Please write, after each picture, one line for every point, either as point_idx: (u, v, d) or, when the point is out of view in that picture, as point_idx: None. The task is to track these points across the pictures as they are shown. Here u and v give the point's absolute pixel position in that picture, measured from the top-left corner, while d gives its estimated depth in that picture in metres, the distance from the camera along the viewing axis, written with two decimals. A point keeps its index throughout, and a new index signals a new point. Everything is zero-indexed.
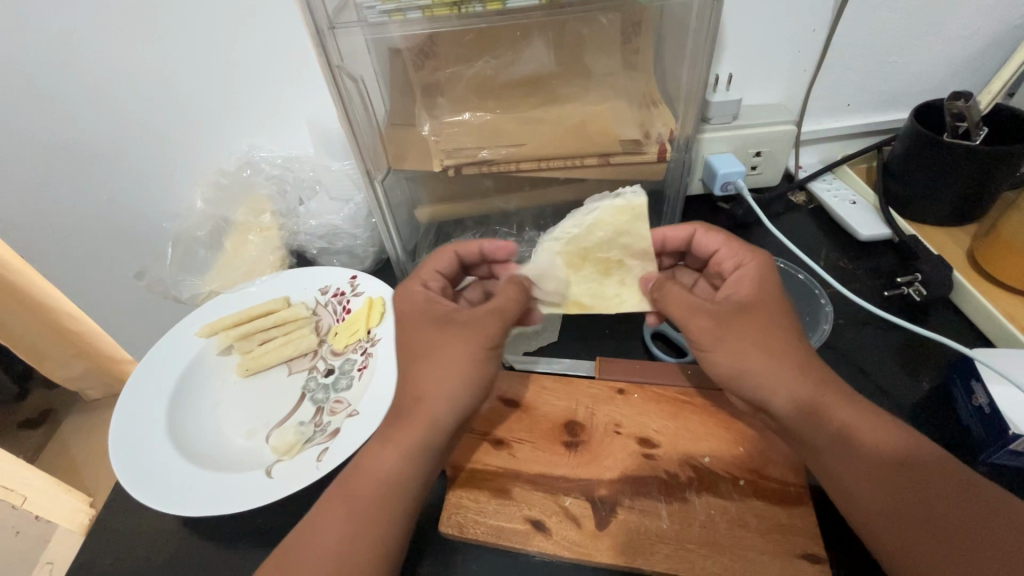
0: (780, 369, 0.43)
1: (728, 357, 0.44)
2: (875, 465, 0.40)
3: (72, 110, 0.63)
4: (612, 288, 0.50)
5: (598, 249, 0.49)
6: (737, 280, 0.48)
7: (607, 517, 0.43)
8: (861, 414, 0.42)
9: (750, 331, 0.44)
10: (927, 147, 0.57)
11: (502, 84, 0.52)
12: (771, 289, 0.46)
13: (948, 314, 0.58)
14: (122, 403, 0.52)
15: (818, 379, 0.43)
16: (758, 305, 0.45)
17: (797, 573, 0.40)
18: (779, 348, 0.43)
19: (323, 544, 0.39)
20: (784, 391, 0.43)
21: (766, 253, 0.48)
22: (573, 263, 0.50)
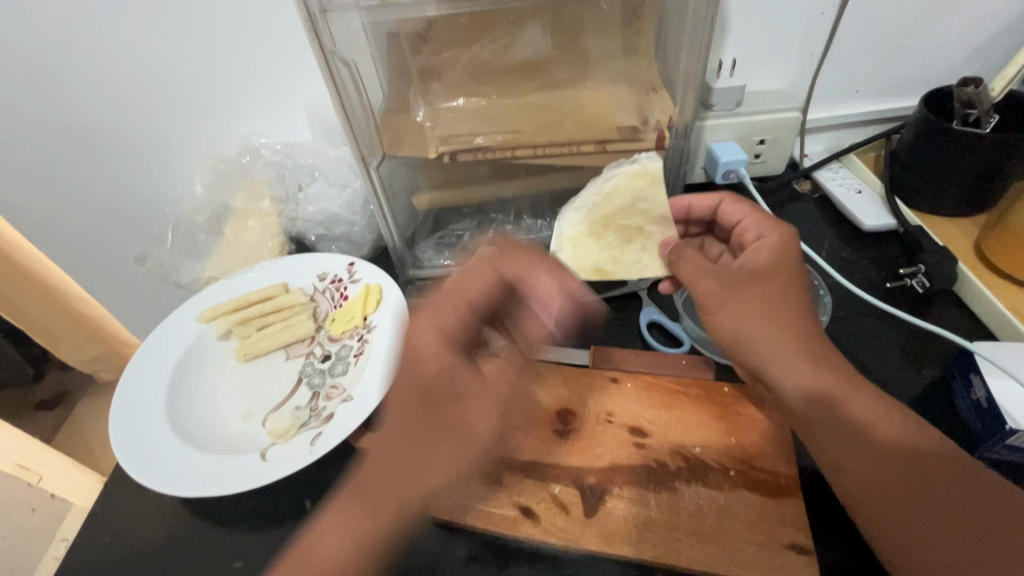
0: (783, 338, 0.42)
1: (732, 322, 0.44)
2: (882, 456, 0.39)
3: (74, 96, 0.64)
4: (633, 256, 0.51)
5: (619, 217, 0.52)
6: (755, 250, 0.48)
7: (595, 505, 0.43)
8: (865, 401, 0.41)
9: (761, 295, 0.44)
10: (937, 135, 0.56)
11: (500, 69, 0.52)
12: (791, 260, 0.46)
13: (951, 306, 0.57)
14: (122, 385, 0.53)
15: (817, 357, 0.42)
16: (771, 273, 0.45)
17: (785, 564, 0.40)
18: (785, 325, 0.43)
19: (330, 553, 0.41)
20: (783, 363, 0.42)
21: (791, 227, 0.48)
22: (595, 230, 0.52)
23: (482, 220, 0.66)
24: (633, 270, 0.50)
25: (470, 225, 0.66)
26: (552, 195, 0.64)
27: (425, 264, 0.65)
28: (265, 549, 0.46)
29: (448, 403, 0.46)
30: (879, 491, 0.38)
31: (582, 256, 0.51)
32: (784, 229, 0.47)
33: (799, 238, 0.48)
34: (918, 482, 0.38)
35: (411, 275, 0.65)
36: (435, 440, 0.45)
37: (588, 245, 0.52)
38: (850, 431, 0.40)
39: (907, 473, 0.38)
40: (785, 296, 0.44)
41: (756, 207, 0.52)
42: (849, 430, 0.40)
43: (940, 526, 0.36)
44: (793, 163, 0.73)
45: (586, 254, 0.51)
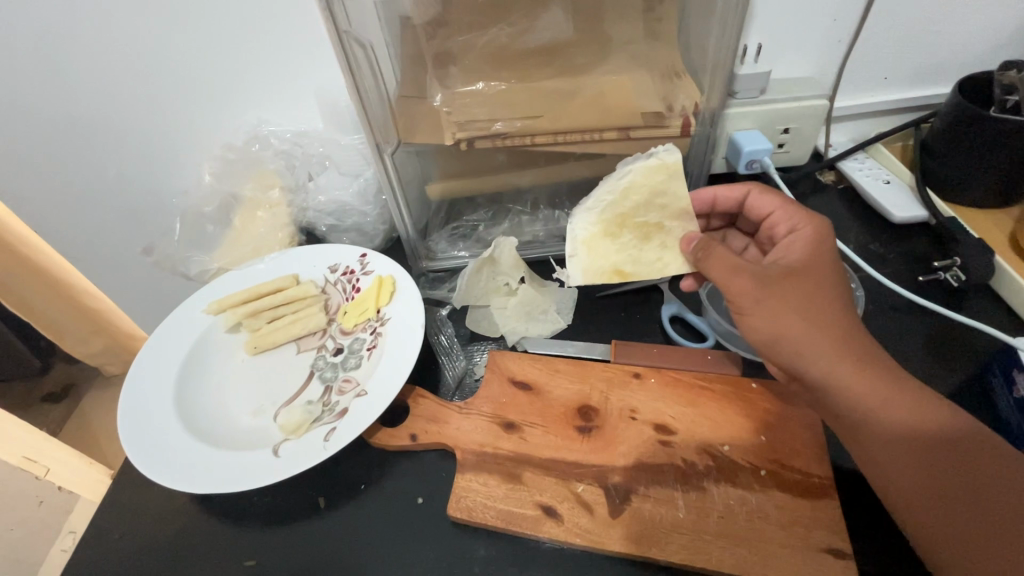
0: (824, 339, 0.40)
1: (769, 323, 0.41)
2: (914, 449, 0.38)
3: (78, 83, 0.62)
4: (653, 253, 0.49)
5: (636, 215, 0.49)
6: (789, 245, 0.46)
7: (620, 505, 0.42)
8: (904, 395, 0.39)
9: (798, 294, 0.41)
10: (978, 124, 0.53)
11: (518, 53, 0.50)
12: (827, 255, 0.44)
13: (986, 301, 0.55)
14: (130, 378, 0.51)
15: (860, 357, 0.40)
16: (810, 269, 0.43)
17: (820, 568, 0.38)
18: (826, 324, 0.40)
19: None
20: (824, 364, 0.40)
21: (825, 221, 0.46)
22: (611, 230, 0.49)
23: (498, 210, 0.65)
24: (651, 270, 0.49)
25: (485, 216, 0.65)
26: (570, 184, 0.62)
27: (439, 255, 0.64)
28: (278, 547, 0.44)
29: (513, 484, 0.44)
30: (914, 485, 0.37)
31: (599, 260, 0.49)
32: (818, 223, 0.46)
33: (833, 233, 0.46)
34: (953, 475, 0.37)
35: (425, 266, 0.64)
36: (509, 515, 0.42)
37: (604, 246, 0.49)
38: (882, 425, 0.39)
39: (941, 465, 0.37)
40: (824, 294, 0.41)
41: (786, 198, 0.50)
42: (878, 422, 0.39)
43: (979, 519, 0.35)
44: (817, 155, 0.71)
45: (603, 256, 0.49)
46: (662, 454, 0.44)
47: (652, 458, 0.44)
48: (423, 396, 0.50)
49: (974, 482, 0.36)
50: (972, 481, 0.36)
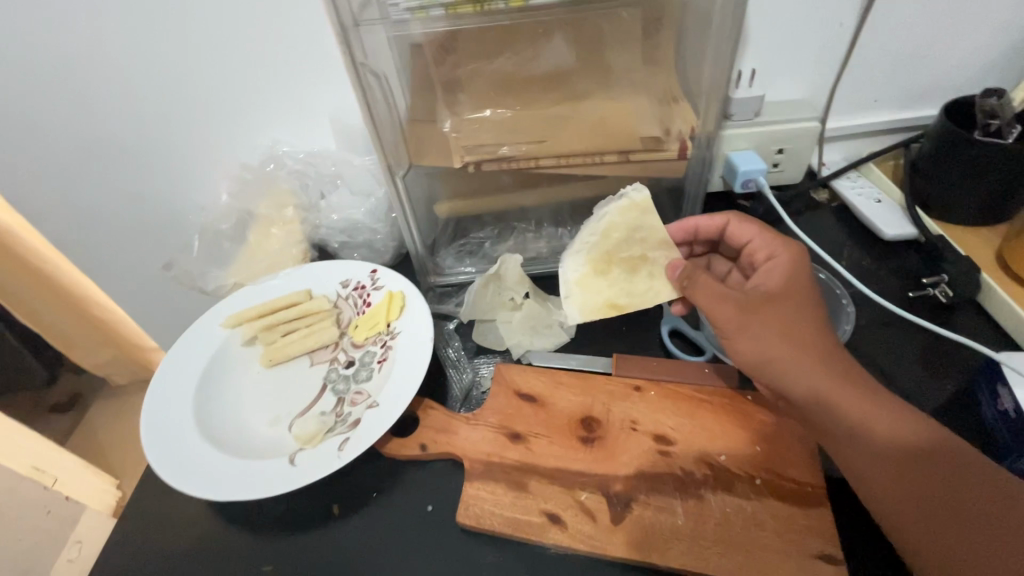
0: (802, 360, 0.43)
1: (751, 347, 0.44)
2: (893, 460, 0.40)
3: (104, 105, 0.66)
4: (643, 284, 0.51)
5: (619, 253, 0.52)
6: (769, 270, 0.49)
7: (622, 512, 0.44)
8: (882, 413, 0.41)
9: (778, 318, 0.44)
10: (962, 147, 0.56)
11: (523, 81, 0.53)
12: (804, 279, 0.47)
13: (974, 316, 0.57)
14: (152, 389, 0.54)
15: (839, 376, 0.42)
16: (787, 294, 0.46)
17: (813, 573, 0.40)
18: (805, 346, 0.43)
19: None
20: (803, 383, 0.42)
21: (801, 247, 0.49)
22: (598, 267, 0.52)
23: (503, 228, 0.67)
24: (643, 300, 0.50)
25: (491, 233, 0.67)
26: (573, 203, 0.64)
27: (446, 271, 0.66)
28: (294, 553, 0.46)
29: (519, 493, 0.45)
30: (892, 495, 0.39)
31: (593, 296, 0.51)
32: (795, 249, 0.49)
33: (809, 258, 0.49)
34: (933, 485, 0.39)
35: (433, 282, 0.66)
36: (515, 522, 0.44)
37: (597, 283, 0.51)
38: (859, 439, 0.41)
39: (920, 475, 0.39)
40: (801, 317, 0.44)
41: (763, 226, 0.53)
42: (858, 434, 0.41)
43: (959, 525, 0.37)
44: (811, 173, 0.73)
45: (597, 293, 0.51)
46: (662, 465, 0.46)
47: (653, 468, 0.46)
48: (432, 407, 0.52)
49: (955, 491, 0.38)
50: (951, 490, 0.38)
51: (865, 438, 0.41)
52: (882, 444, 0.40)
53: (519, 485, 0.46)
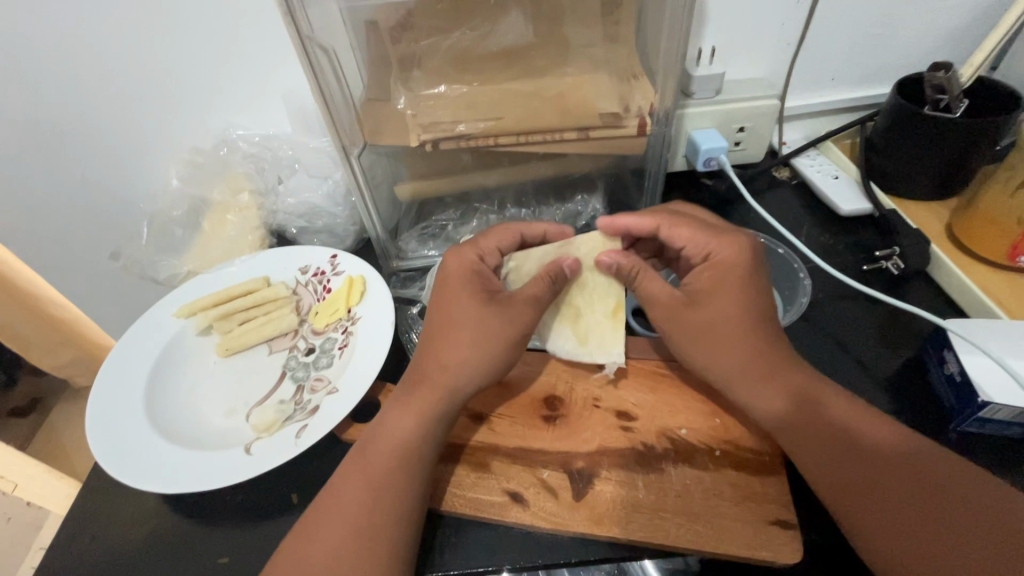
0: (734, 351, 0.45)
1: (692, 348, 0.47)
2: (885, 471, 0.39)
3: (44, 87, 0.62)
4: (599, 281, 0.51)
5: (566, 292, 0.52)
6: (704, 273, 0.48)
7: (584, 488, 0.43)
8: (820, 390, 0.44)
9: (706, 321, 0.46)
10: (915, 122, 0.57)
11: (480, 57, 0.51)
12: (735, 281, 0.46)
13: (925, 287, 0.58)
14: (98, 382, 0.52)
15: (780, 358, 0.45)
16: (713, 294, 0.47)
17: (768, 539, 0.40)
18: (740, 342, 0.45)
19: (310, 559, 0.38)
20: (735, 367, 0.45)
21: (739, 246, 0.47)
22: (569, 316, 0.52)
23: (466, 210, 0.67)
24: (616, 291, 0.51)
25: (454, 215, 0.67)
26: (534, 184, 0.65)
27: (409, 255, 0.65)
28: (251, 544, 0.45)
29: (482, 473, 0.45)
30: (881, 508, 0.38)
31: (597, 333, 0.51)
32: (727, 250, 0.47)
33: (746, 252, 0.47)
34: (925, 484, 0.38)
35: (395, 266, 0.65)
36: (475, 504, 0.43)
37: (588, 323, 0.51)
38: (849, 449, 0.41)
39: (912, 479, 0.39)
40: (738, 313, 0.46)
41: (697, 223, 0.50)
42: (851, 441, 0.41)
43: (953, 533, 0.36)
44: (772, 151, 0.74)
45: (601, 328, 0.51)
46: (625, 442, 0.46)
47: (615, 444, 0.46)
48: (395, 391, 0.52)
49: (948, 491, 0.38)
50: (948, 496, 0.37)
51: (859, 447, 0.41)
52: (874, 453, 0.40)
53: (480, 466, 0.45)
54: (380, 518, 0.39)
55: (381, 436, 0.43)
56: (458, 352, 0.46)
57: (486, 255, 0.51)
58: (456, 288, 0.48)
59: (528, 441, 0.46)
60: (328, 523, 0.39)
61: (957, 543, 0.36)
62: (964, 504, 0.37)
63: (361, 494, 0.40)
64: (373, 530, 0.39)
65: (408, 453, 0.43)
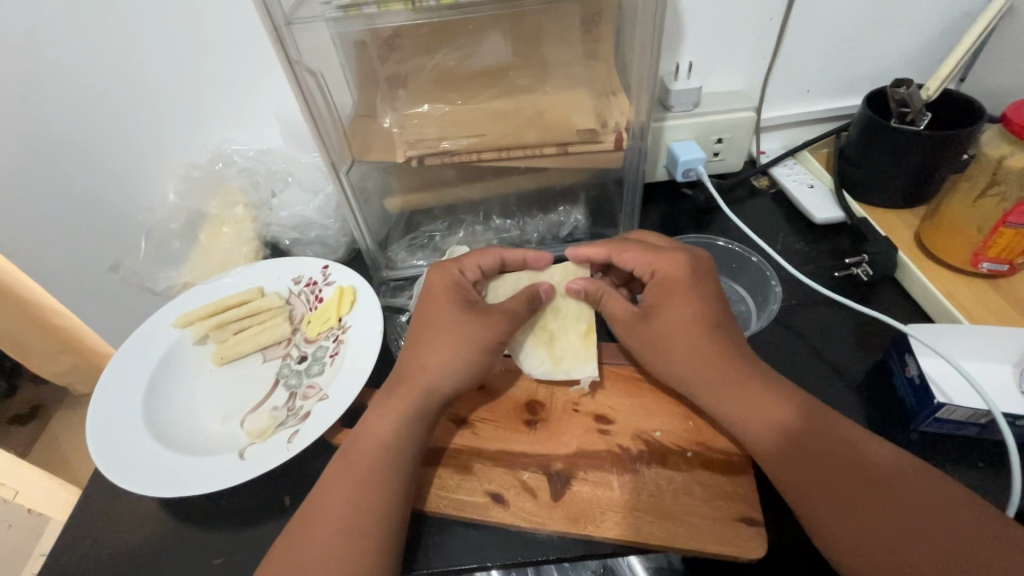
0: (692, 356, 0.48)
1: (653, 357, 0.50)
2: (846, 470, 0.41)
3: (46, 106, 0.64)
4: (571, 308, 0.55)
5: (541, 318, 0.55)
6: (653, 290, 0.51)
7: (562, 489, 0.46)
8: (783, 392, 0.46)
9: (662, 329, 0.49)
10: (882, 133, 0.59)
11: (462, 76, 0.54)
12: (682, 294, 0.50)
13: (895, 292, 0.61)
14: (99, 390, 0.54)
15: (749, 364, 0.47)
16: (662, 306, 0.50)
17: (736, 535, 0.42)
18: (697, 347, 0.48)
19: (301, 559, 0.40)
20: (698, 372, 0.47)
21: (679, 261, 0.51)
22: (544, 339, 0.54)
23: (453, 221, 0.69)
24: (587, 316, 0.55)
25: (442, 226, 0.69)
26: (518, 196, 0.67)
27: (399, 265, 0.68)
28: (245, 544, 0.47)
29: (465, 475, 0.47)
30: (842, 507, 0.40)
31: (570, 353, 0.53)
32: (669, 266, 0.51)
33: (685, 266, 0.51)
34: (881, 481, 0.40)
35: (385, 276, 0.67)
36: (458, 504, 0.46)
37: (561, 344, 0.53)
38: (814, 450, 0.43)
39: (869, 476, 0.41)
40: (691, 320, 0.48)
41: (643, 247, 0.53)
42: (816, 443, 0.43)
43: (907, 527, 0.38)
44: (751, 161, 0.76)
45: (573, 349, 0.53)
46: (601, 444, 0.48)
47: (593, 446, 0.48)
48: None
49: (902, 488, 0.40)
50: (907, 496, 0.39)
51: (821, 448, 0.43)
52: (839, 454, 0.42)
53: (464, 468, 0.47)
54: (367, 519, 0.41)
55: (367, 439, 0.45)
56: (440, 359, 0.49)
57: (467, 270, 0.54)
58: (440, 299, 0.51)
59: (509, 444, 0.49)
60: (318, 525, 0.41)
61: (912, 537, 0.38)
62: (918, 500, 0.39)
63: (348, 495, 0.42)
64: (360, 529, 0.41)
65: (394, 456, 0.45)
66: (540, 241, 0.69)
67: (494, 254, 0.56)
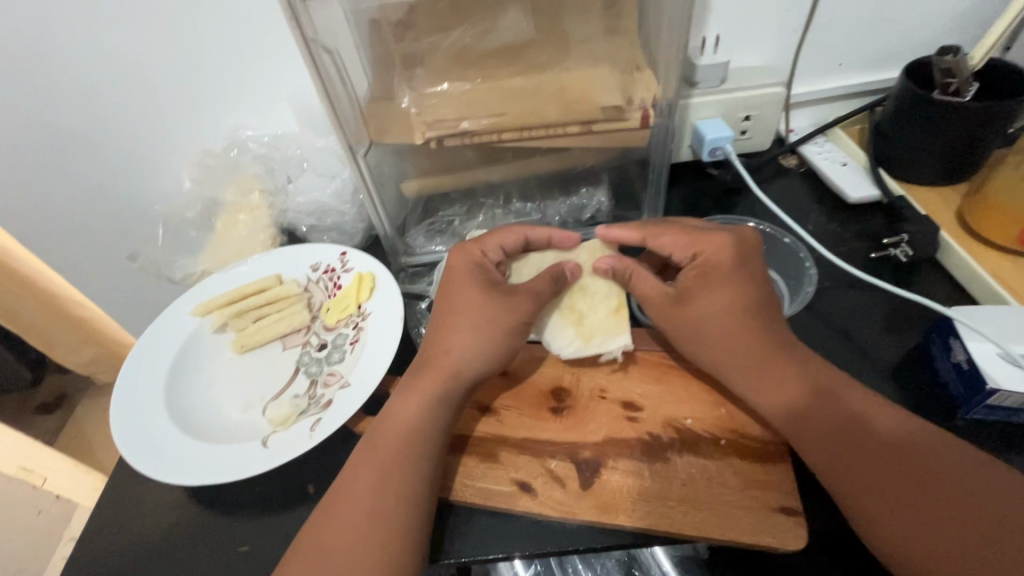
0: (730, 341, 0.46)
1: (693, 345, 0.48)
2: (889, 456, 0.40)
3: (59, 94, 0.63)
4: (597, 285, 0.53)
5: (568, 298, 0.53)
6: (691, 272, 0.49)
7: (591, 477, 0.44)
8: (821, 374, 0.44)
9: (699, 311, 0.47)
10: (921, 106, 0.56)
11: (481, 54, 0.52)
12: (721, 278, 0.47)
13: (935, 273, 0.58)
14: (121, 379, 0.53)
15: (783, 347, 0.45)
16: (698, 289, 0.48)
17: (773, 525, 0.41)
18: (738, 335, 0.46)
19: (332, 550, 0.39)
20: (735, 357, 0.46)
21: (722, 239, 0.49)
22: (572, 319, 0.52)
23: (471, 205, 0.67)
24: (615, 291, 0.53)
25: (460, 210, 0.67)
26: (539, 177, 0.65)
27: (418, 251, 0.66)
28: (270, 533, 0.47)
29: (491, 464, 0.46)
30: (889, 501, 0.38)
31: (601, 329, 0.51)
32: (709, 250, 0.49)
33: (726, 244, 0.48)
34: (927, 468, 0.39)
35: (404, 263, 0.66)
36: (485, 493, 0.45)
37: (591, 321, 0.52)
38: (858, 440, 0.41)
39: (915, 463, 0.39)
40: (730, 303, 0.46)
41: (681, 227, 0.51)
42: (862, 434, 0.41)
43: (956, 515, 0.37)
44: (779, 139, 0.73)
45: (603, 324, 0.51)
46: (630, 432, 0.47)
47: (622, 434, 0.47)
48: None
49: (949, 476, 0.38)
50: (958, 489, 0.38)
51: (864, 435, 0.41)
52: (885, 445, 0.40)
53: (489, 456, 0.46)
54: (396, 508, 0.40)
55: (394, 425, 0.44)
56: (466, 345, 0.47)
57: (489, 251, 0.53)
58: (462, 285, 0.50)
59: (537, 431, 0.47)
60: (345, 514, 0.40)
61: (961, 526, 0.37)
62: (965, 487, 0.38)
63: (375, 484, 0.41)
64: (389, 518, 0.40)
65: (420, 443, 0.44)
66: (562, 224, 0.67)
67: (517, 233, 0.54)
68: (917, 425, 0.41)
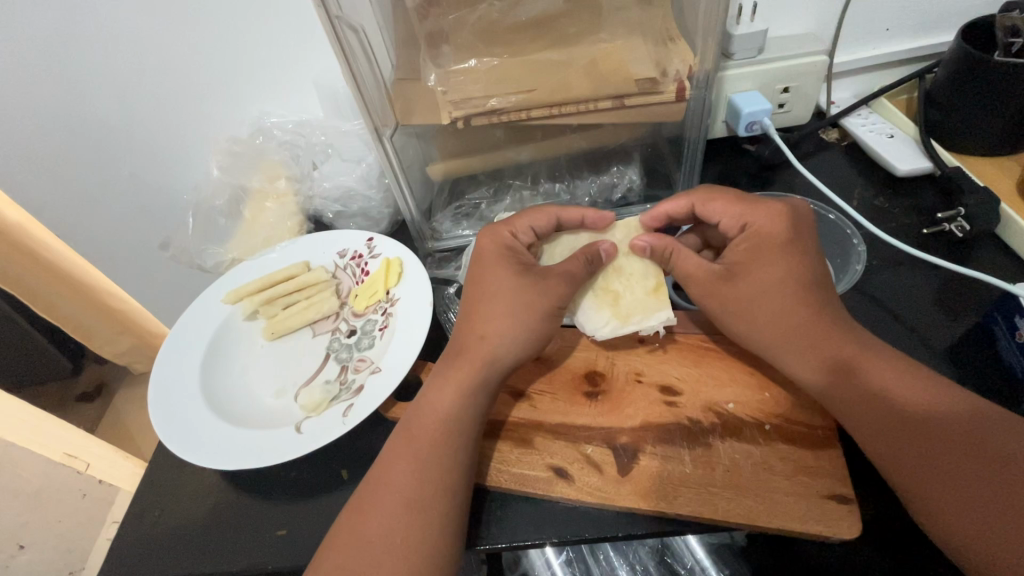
0: (777, 321, 0.44)
1: (738, 325, 0.46)
2: (956, 441, 0.37)
3: (90, 86, 0.64)
4: (634, 263, 0.51)
5: (603, 278, 0.51)
6: (740, 246, 0.47)
7: (629, 463, 0.43)
8: (878, 357, 0.42)
9: (744, 290, 0.46)
10: (978, 72, 0.53)
11: (509, 28, 0.50)
12: (768, 253, 0.46)
13: (993, 249, 0.54)
14: (157, 367, 0.54)
15: (833, 328, 0.43)
16: (745, 266, 0.46)
17: (824, 513, 0.39)
18: (786, 316, 0.44)
19: (368, 535, 0.39)
20: (782, 338, 0.44)
21: (777, 207, 0.47)
22: (608, 299, 0.50)
23: (498, 186, 0.66)
24: (653, 270, 0.51)
25: (486, 193, 0.66)
26: (567, 156, 0.64)
27: (444, 235, 0.65)
28: (306, 517, 0.47)
29: (526, 449, 0.45)
30: (957, 488, 0.35)
31: (639, 309, 0.49)
32: (761, 220, 0.47)
33: (783, 212, 0.47)
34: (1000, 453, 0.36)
35: (431, 247, 0.65)
36: (520, 479, 0.44)
37: (627, 300, 0.50)
38: (923, 427, 0.38)
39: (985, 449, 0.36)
40: (778, 282, 0.45)
41: (732, 196, 0.49)
42: (924, 419, 0.38)
43: None
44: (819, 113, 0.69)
45: (641, 303, 0.49)
46: (670, 416, 0.45)
47: (661, 419, 0.45)
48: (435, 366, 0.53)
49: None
50: None
51: (926, 420, 0.38)
52: (949, 431, 0.37)
53: (524, 442, 0.46)
54: (432, 494, 0.40)
55: (430, 411, 0.44)
56: (499, 329, 0.46)
57: (519, 232, 0.51)
58: (493, 268, 0.49)
59: (572, 416, 0.46)
60: (381, 500, 0.40)
61: None
62: None
63: (411, 470, 0.41)
64: (426, 504, 0.40)
65: (454, 429, 0.43)
66: (592, 204, 0.66)
67: (549, 213, 0.53)
68: (985, 409, 0.38)
